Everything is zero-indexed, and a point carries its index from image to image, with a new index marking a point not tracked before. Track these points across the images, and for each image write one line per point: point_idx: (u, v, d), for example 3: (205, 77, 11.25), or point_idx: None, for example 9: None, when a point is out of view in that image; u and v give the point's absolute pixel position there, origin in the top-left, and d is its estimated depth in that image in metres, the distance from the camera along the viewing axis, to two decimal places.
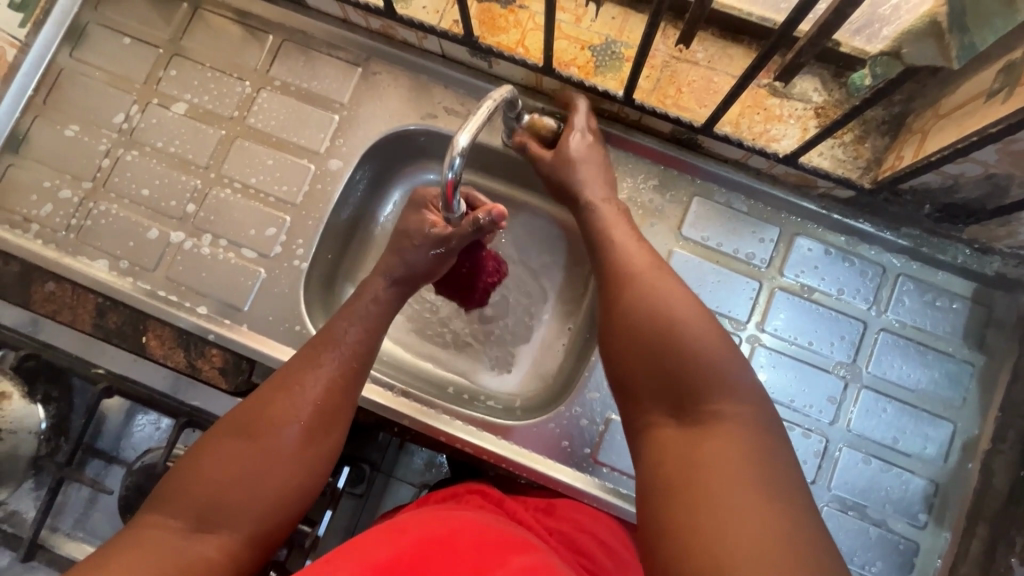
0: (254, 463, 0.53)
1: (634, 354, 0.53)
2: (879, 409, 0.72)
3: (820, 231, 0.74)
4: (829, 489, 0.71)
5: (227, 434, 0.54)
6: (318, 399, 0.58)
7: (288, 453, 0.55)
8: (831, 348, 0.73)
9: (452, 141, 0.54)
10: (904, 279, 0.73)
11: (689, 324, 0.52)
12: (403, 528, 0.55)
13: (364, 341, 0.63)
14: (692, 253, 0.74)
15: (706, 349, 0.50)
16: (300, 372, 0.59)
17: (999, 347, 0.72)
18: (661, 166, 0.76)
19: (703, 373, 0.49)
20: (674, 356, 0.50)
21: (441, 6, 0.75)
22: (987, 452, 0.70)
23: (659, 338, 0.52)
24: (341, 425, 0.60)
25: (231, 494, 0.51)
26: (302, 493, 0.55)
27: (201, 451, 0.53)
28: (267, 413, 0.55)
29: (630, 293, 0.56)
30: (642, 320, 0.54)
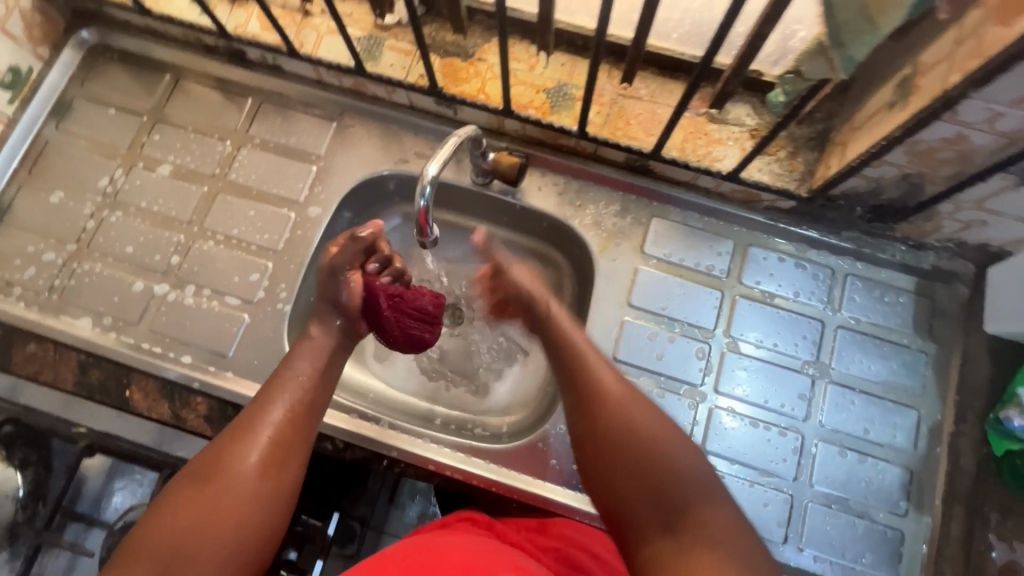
0: (212, 501, 0.50)
1: (622, 471, 0.54)
2: (848, 402, 0.76)
3: (770, 241, 0.80)
4: (811, 485, 0.73)
5: (183, 483, 0.52)
6: (274, 430, 0.56)
7: (248, 486, 0.52)
8: (796, 349, 0.78)
9: (421, 171, 0.60)
10: (852, 278, 0.79)
11: (660, 434, 0.54)
12: (391, 557, 0.55)
13: (319, 369, 0.62)
14: (656, 270, 0.80)
15: (675, 460, 0.53)
16: (256, 407, 0.57)
17: (948, 335, 0.76)
18: (620, 192, 0.82)
19: (686, 487, 0.51)
20: (658, 470, 0.52)
21: (407, 62, 0.80)
22: (952, 435, 0.73)
23: (641, 456, 0.53)
24: (303, 453, 0.57)
25: (194, 536, 0.49)
26: (272, 521, 0.53)
27: (161, 501, 0.51)
28: (222, 453, 0.53)
29: (602, 408, 0.57)
30: (621, 440, 0.55)
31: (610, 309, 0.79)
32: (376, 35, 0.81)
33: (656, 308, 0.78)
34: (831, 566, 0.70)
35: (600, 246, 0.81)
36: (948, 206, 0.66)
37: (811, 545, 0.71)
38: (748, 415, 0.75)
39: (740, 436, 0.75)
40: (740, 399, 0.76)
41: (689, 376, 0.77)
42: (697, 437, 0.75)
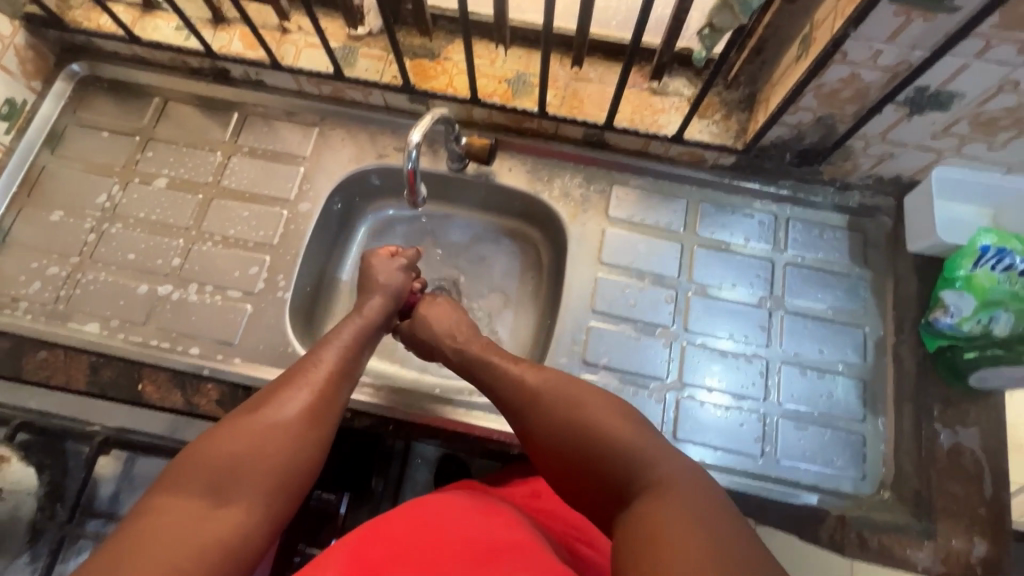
0: (262, 439, 0.59)
1: (578, 459, 0.60)
2: (803, 327, 0.85)
3: (718, 196, 0.90)
4: (780, 403, 0.81)
5: (232, 420, 0.60)
6: (316, 392, 0.65)
7: (292, 431, 0.61)
8: (752, 286, 0.87)
9: (406, 137, 0.68)
10: (793, 221, 0.89)
11: (613, 418, 0.61)
12: (391, 517, 0.62)
13: (354, 345, 0.73)
14: (621, 230, 0.89)
15: (617, 432, 0.59)
16: (302, 371, 0.67)
17: (879, 261, 0.87)
18: (583, 166, 0.92)
19: (639, 457, 0.57)
20: (613, 448, 0.58)
21: (381, 66, 0.89)
22: (894, 345, 0.82)
23: (595, 436, 0.60)
24: (335, 417, 0.66)
25: (243, 465, 0.57)
26: (306, 466, 0.61)
27: (216, 433, 0.59)
28: (272, 404, 0.62)
29: (548, 405, 0.64)
30: (570, 429, 0.61)
31: (583, 267, 0.87)
32: (350, 44, 0.90)
33: (625, 263, 0.87)
34: (806, 472, 0.77)
35: (569, 215, 0.90)
36: (859, 142, 0.78)
37: (786, 456, 0.78)
38: (718, 348, 0.84)
39: (713, 366, 0.83)
40: (708, 335, 0.84)
41: (661, 319, 0.85)
42: (674, 372, 0.82)
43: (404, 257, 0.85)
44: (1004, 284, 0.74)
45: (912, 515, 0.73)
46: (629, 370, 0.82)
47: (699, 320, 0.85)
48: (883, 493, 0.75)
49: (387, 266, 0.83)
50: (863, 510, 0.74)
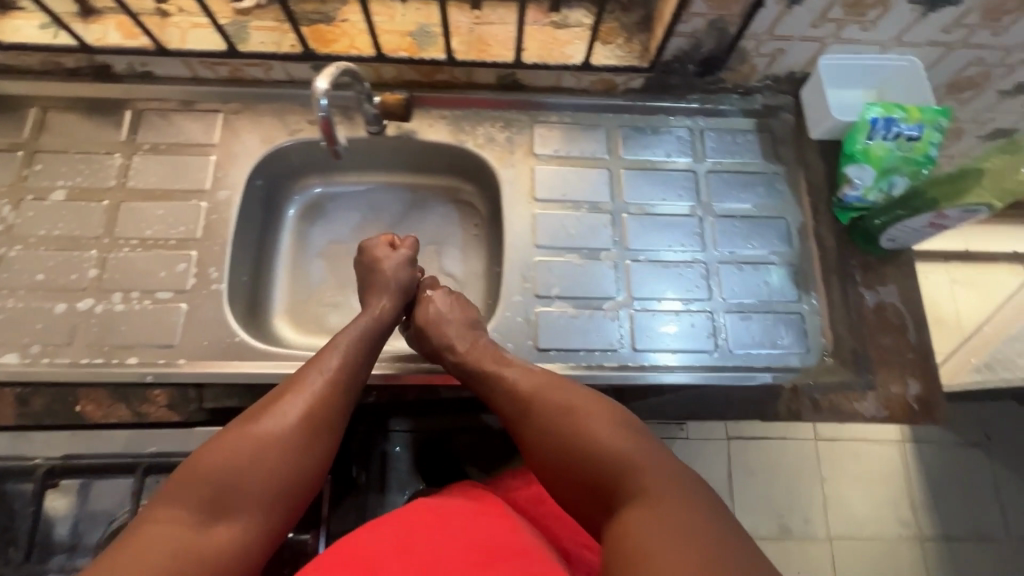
0: (261, 454, 0.59)
1: (572, 471, 0.62)
2: (732, 227, 0.90)
3: (634, 119, 0.94)
4: (723, 299, 0.86)
5: (235, 429, 0.61)
6: (314, 401, 0.65)
7: (291, 443, 0.61)
8: (680, 198, 0.92)
9: (312, 87, 0.67)
10: (706, 132, 0.95)
11: (600, 424, 0.63)
12: (397, 518, 0.65)
13: (360, 349, 0.73)
14: (549, 166, 0.91)
15: (605, 439, 0.62)
16: (297, 381, 0.66)
17: (788, 154, 0.93)
18: (500, 111, 0.93)
19: (628, 464, 0.59)
20: (603, 454, 0.61)
21: (276, 37, 0.86)
22: (814, 226, 0.88)
23: (586, 444, 0.62)
24: (337, 426, 0.66)
25: (241, 480, 0.57)
26: (305, 477, 0.62)
27: (217, 438, 0.60)
28: (271, 411, 0.63)
29: (547, 415, 0.66)
30: (566, 436, 0.63)
31: (519, 207, 0.88)
32: (239, 19, 0.86)
33: (558, 196, 0.89)
34: (757, 354, 0.82)
35: (496, 159, 0.91)
36: (750, 42, 0.83)
37: (738, 345, 0.83)
38: (659, 261, 0.88)
39: (657, 276, 0.87)
40: (648, 251, 0.89)
41: (602, 243, 0.88)
42: (623, 289, 0.86)
43: (404, 252, 0.85)
44: (895, 151, 0.81)
45: (852, 372, 0.80)
46: (581, 295, 0.85)
47: (638, 238, 0.89)
48: (826, 359, 0.81)
49: (390, 258, 0.84)
50: (811, 377, 0.80)
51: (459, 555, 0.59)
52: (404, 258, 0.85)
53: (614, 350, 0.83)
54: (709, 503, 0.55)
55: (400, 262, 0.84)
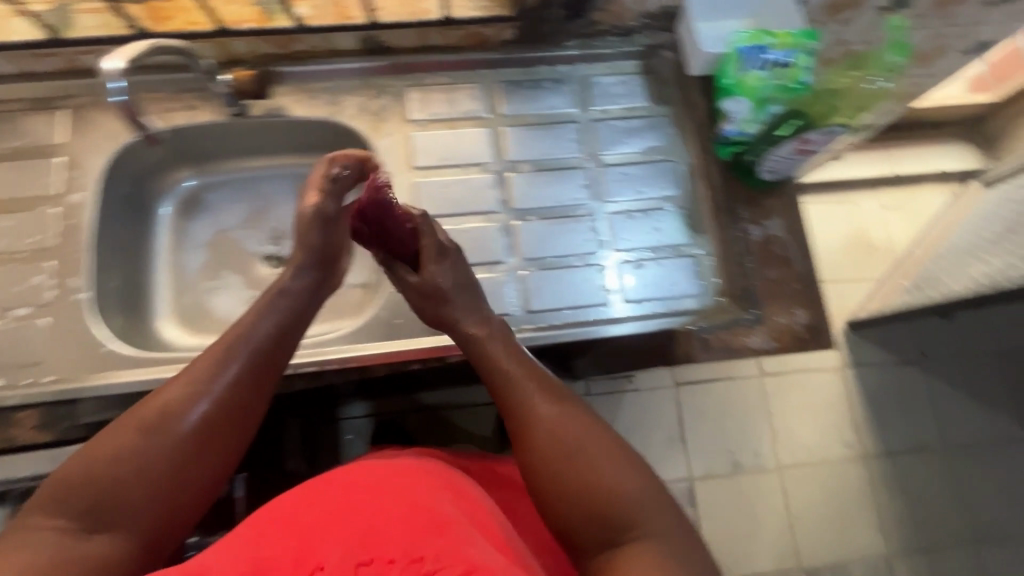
0: (152, 457, 0.54)
1: (556, 496, 0.58)
2: (622, 175, 0.88)
3: (512, 73, 0.91)
4: (615, 249, 0.85)
5: (120, 425, 0.55)
6: (222, 395, 0.59)
7: (186, 444, 0.56)
8: (568, 150, 0.89)
9: (103, 65, 0.65)
10: (589, 79, 0.92)
11: (603, 452, 0.59)
12: (336, 476, 0.61)
13: (277, 335, 0.65)
14: (426, 131, 0.87)
15: (608, 473, 0.57)
16: (204, 367, 0.60)
17: (672, 94, 0.91)
18: (370, 77, 0.88)
19: (627, 508, 0.55)
20: (600, 490, 0.56)
21: (108, 20, 0.79)
22: (702, 165, 0.87)
23: (583, 478, 0.57)
24: (247, 420, 0.61)
25: (125, 488, 0.52)
26: (203, 476, 0.57)
27: (100, 438, 0.54)
28: (168, 405, 0.56)
29: (536, 434, 0.61)
30: (556, 457, 0.59)
31: (398, 178, 0.85)
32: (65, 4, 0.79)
33: (438, 161, 0.86)
34: (649, 303, 0.82)
35: (370, 129, 0.86)
36: None
37: (631, 295, 0.83)
38: (548, 217, 0.86)
39: (546, 233, 0.85)
40: (537, 208, 0.86)
41: (488, 205, 0.85)
42: (512, 251, 0.84)
43: (311, 211, 0.74)
44: (771, 81, 0.78)
45: (743, 308, 0.79)
46: (469, 262, 0.83)
47: (526, 195, 0.87)
48: (721, 299, 0.81)
49: (304, 219, 0.75)
50: (704, 318, 0.80)
51: (409, 517, 0.52)
52: (318, 212, 0.75)
53: (508, 314, 0.81)
54: (695, 554, 0.54)
55: (310, 225, 0.75)
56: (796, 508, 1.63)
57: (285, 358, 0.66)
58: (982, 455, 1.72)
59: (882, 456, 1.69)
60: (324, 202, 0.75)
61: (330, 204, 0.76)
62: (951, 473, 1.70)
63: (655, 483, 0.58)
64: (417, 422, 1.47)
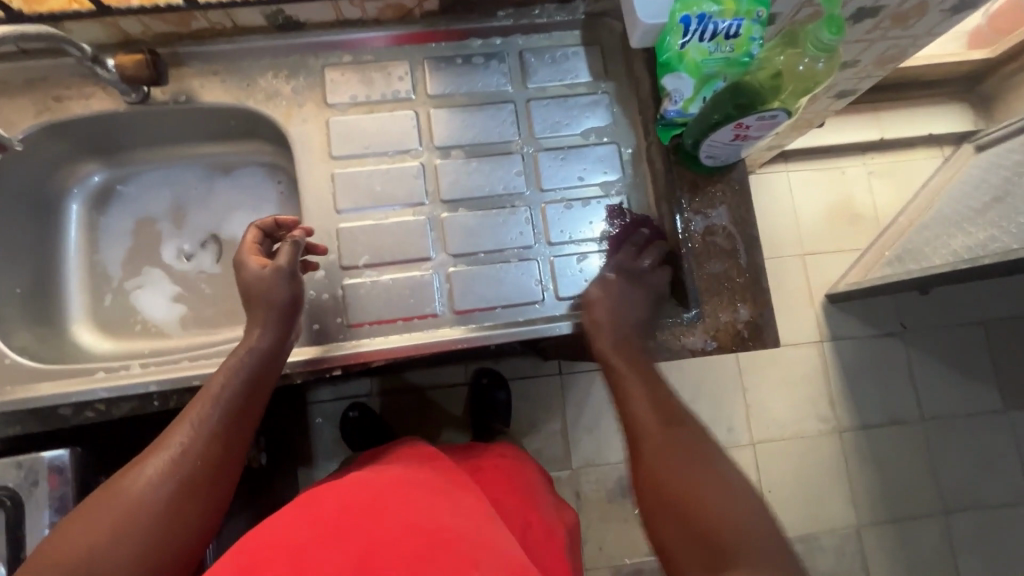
0: (130, 525, 0.52)
1: (661, 508, 0.58)
2: (559, 160, 0.81)
3: (440, 49, 0.83)
4: (550, 243, 0.79)
5: (101, 501, 0.53)
6: (194, 456, 0.58)
7: (164, 510, 0.54)
8: (502, 132, 0.82)
9: None
10: (524, 52, 0.84)
11: (688, 454, 0.60)
12: (325, 496, 0.59)
13: (250, 387, 0.64)
14: (345, 116, 0.80)
15: (697, 494, 0.56)
16: (176, 431, 0.59)
17: (617, 70, 0.84)
18: (283, 56, 0.80)
19: (732, 537, 0.53)
20: (693, 506, 0.56)
21: None
22: (645, 149, 0.81)
23: (678, 487, 0.57)
24: (224, 480, 0.59)
25: (102, 560, 0.50)
26: (186, 540, 0.55)
27: (79, 515, 0.52)
28: (140, 474, 0.55)
29: (645, 439, 0.62)
30: (662, 465, 0.60)
31: (315, 169, 0.79)
32: None
33: (358, 150, 0.79)
34: (583, 299, 0.78)
35: (284, 116, 0.79)
36: None
37: (566, 292, 0.78)
38: (478, 208, 0.80)
39: (476, 228, 0.79)
40: (466, 198, 0.80)
41: (413, 196, 0.79)
42: (437, 247, 0.78)
43: (270, 272, 0.68)
44: (714, 53, 0.70)
45: (683, 306, 0.75)
46: (393, 259, 0.78)
47: (454, 184, 0.80)
48: None
49: (267, 280, 0.69)
50: None
51: (404, 542, 0.51)
52: (278, 271, 0.69)
53: (434, 314, 0.77)
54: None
55: (272, 287, 0.68)
56: (768, 482, 1.54)
57: (260, 409, 0.65)
58: (971, 427, 1.61)
59: (860, 431, 1.59)
60: (278, 261, 0.69)
61: (285, 261, 0.69)
62: (935, 450, 1.59)
63: (745, 494, 0.57)
64: (387, 403, 1.43)
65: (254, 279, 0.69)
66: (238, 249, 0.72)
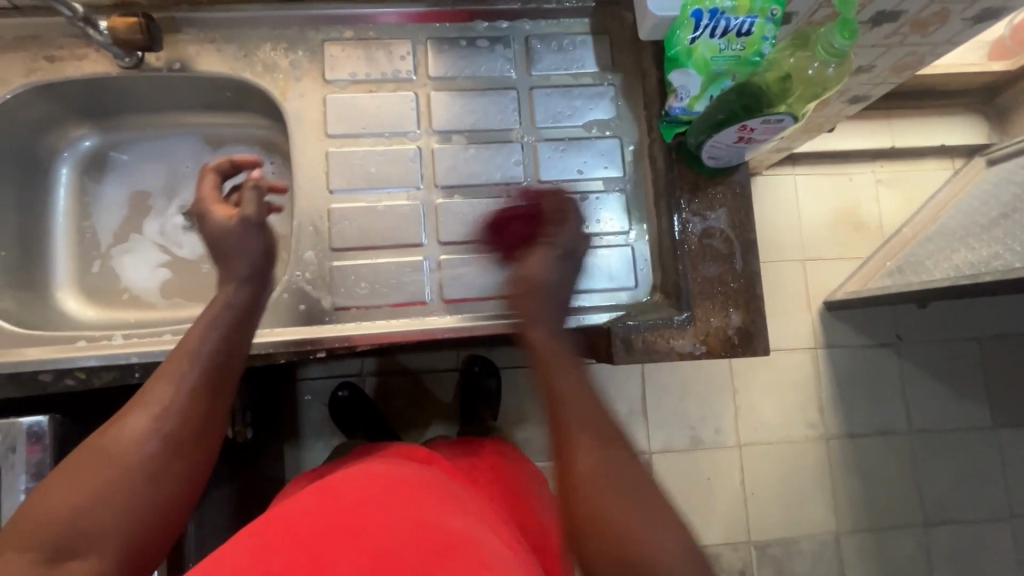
0: (117, 478, 0.51)
1: (595, 538, 0.51)
2: (558, 153, 0.80)
3: (445, 30, 0.81)
4: (544, 236, 0.78)
5: (80, 460, 0.51)
6: (178, 408, 0.57)
7: (150, 463, 0.53)
8: (503, 120, 0.80)
9: None
10: (531, 38, 0.81)
11: (616, 477, 0.53)
12: (330, 492, 0.59)
13: (228, 343, 0.63)
14: (343, 94, 0.78)
15: (632, 521, 0.50)
16: (158, 383, 0.57)
17: (625, 62, 0.82)
18: (282, 28, 0.78)
19: (661, 574, 0.48)
20: (624, 532, 0.50)
21: None
22: (648, 145, 0.79)
23: (619, 516, 0.51)
24: (210, 433, 0.59)
25: (91, 514, 0.49)
26: (179, 490, 0.55)
27: (58, 472, 0.50)
28: (123, 426, 0.54)
29: (572, 468, 0.54)
30: (602, 492, 0.52)
31: (309, 147, 0.77)
32: None
33: (355, 129, 0.78)
34: (577, 295, 0.78)
35: (280, 90, 0.78)
36: None
37: None
38: (477, 196, 0.78)
39: (470, 216, 0.78)
40: (462, 185, 0.78)
41: (408, 180, 0.78)
42: (429, 235, 0.77)
43: (236, 221, 0.70)
44: (724, 51, 0.68)
45: (674, 309, 0.74)
46: (385, 243, 0.76)
47: (451, 170, 0.78)
48: (655, 296, 0.78)
49: (233, 229, 0.71)
50: (635, 315, 0.76)
51: (416, 539, 0.51)
52: (245, 220, 0.71)
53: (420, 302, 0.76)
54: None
55: (238, 237, 0.70)
56: (751, 485, 1.54)
57: (240, 365, 0.65)
58: (959, 442, 1.61)
59: (845, 439, 1.59)
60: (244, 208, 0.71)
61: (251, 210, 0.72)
62: (920, 463, 1.60)
63: (675, 515, 0.52)
64: (377, 385, 1.43)
65: (218, 227, 0.71)
66: (199, 196, 0.73)
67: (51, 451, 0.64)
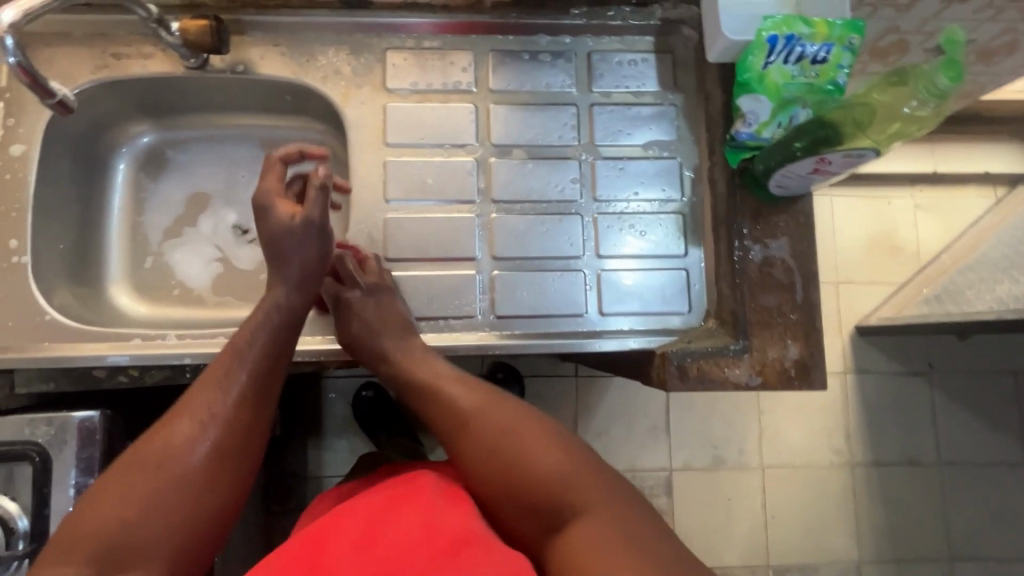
0: (166, 487, 0.52)
1: (493, 493, 0.58)
2: (616, 172, 0.79)
3: (507, 42, 0.80)
4: (598, 256, 0.77)
5: (133, 471, 0.52)
6: (226, 415, 0.58)
7: (198, 471, 0.54)
8: (561, 135, 0.79)
9: None
10: (593, 54, 0.81)
11: (503, 429, 0.60)
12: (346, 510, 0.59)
13: (270, 353, 0.64)
14: (403, 103, 0.78)
15: (539, 456, 0.57)
16: (199, 392, 0.58)
17: (688, 82, 0.81)
18: (346, 35, 0.78)
19: (553, 499, 0.55)
20: (517, 476, 0.57)
21: None
22: (708, 168, 0.78)
23: (508, 467, 0.58)
24: (254, 441, 0.59)
25: (140, 524, 0.50)
26: (226, 499, 0.55)
27: (103, 485, 0.51)
28: (168, 435, 0.55)
29: (465, 436, 0.61)
30: (484, 449, 0.59)
31: (366, 155, 0.77)
32: None
33: (414, 139, 0.77)
34: (628, 316, 0.77)
35: (341, 97, 0.77)
36: None
37: (611, 308, 0.77)
38: (536, 212, 0.78)
39: (525, 232, 0.77)
40: (518, 200, 0.78)
41: (464, 193, 0.77)
42: (483, 249, 0.76)
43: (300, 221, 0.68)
44: (796, 77, 0.67)
45: (730, 337, 0.72)
46: (439, 255, 0.76)
47: (508, 184, 0.78)
48: (708, 322, 0.77)
49: (293, 233, 0.69)
50: (689, 341, 0.75)
51: (423, 545, 0.51)
52: (308, 222, 0.68)
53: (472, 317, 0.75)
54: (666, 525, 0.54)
55: (299, 243, 0.69)
56: (773, 508, 1.52)
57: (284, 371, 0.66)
58: (990, 477, 1.57)
59: (871, 467, 1.55)
60: (306, 209, 0.68)
61: (316, 214, 0.69)
62: (947, 497, 1.56)
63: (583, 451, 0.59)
64: None
65: (277, 228, 0.69)
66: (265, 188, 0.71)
67: (103, 447, 0.64)
